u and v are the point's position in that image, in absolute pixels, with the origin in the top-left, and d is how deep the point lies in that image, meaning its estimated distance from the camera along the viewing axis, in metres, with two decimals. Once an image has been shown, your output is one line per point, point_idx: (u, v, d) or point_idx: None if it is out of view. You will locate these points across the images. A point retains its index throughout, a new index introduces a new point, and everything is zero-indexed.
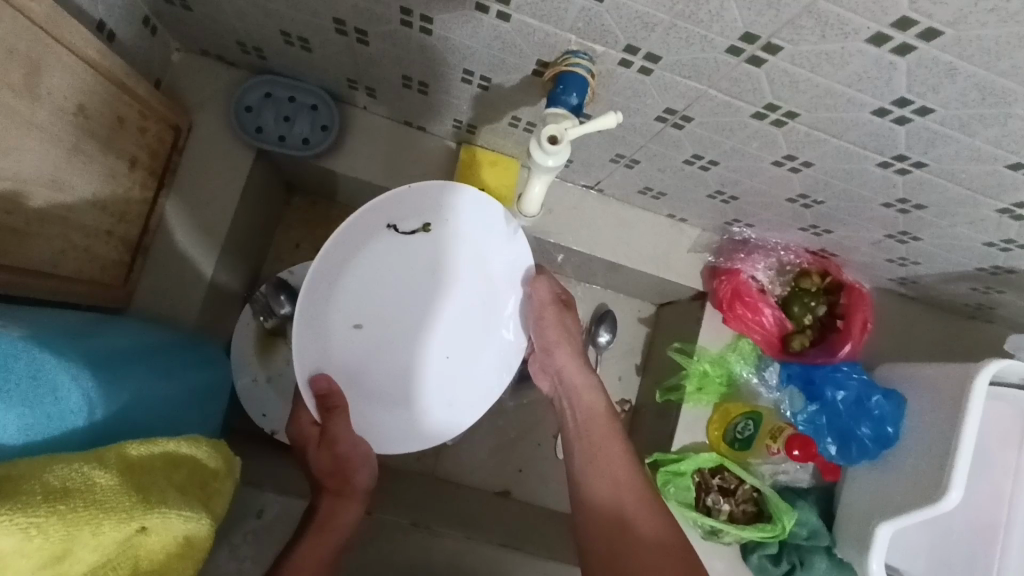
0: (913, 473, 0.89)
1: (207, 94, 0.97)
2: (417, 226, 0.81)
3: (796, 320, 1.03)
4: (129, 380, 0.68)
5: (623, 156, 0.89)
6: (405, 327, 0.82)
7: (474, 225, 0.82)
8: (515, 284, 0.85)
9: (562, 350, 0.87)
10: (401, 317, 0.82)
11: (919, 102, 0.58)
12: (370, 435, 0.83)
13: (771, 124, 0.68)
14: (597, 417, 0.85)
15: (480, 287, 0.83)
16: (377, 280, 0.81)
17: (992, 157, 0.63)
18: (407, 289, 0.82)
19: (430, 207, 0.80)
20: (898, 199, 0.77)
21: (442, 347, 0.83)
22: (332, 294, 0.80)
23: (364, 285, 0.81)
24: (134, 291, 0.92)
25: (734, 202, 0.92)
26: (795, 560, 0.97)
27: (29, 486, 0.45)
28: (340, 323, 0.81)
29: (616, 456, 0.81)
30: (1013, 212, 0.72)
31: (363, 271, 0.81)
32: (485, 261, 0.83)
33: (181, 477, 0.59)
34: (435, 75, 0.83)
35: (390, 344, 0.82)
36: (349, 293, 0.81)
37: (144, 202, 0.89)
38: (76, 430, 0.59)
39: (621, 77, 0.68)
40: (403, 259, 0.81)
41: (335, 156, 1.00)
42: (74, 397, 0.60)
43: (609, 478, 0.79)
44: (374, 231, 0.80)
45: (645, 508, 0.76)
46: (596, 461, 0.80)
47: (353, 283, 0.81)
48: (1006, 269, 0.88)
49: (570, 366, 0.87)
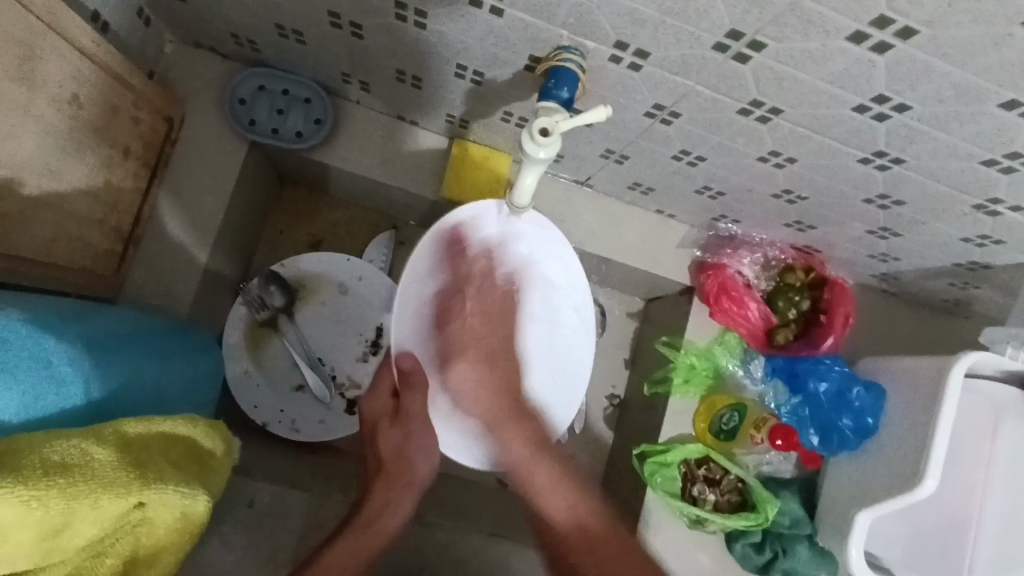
0: (891, 463, 0.92)
1: (199, 84, 0.97)
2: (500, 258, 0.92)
3: (780, 314, 1.05)
4: (121, 364, 0.68)
5: (613, 152, 0.91)
6: (474, 319, 0.92)
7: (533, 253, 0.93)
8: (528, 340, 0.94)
9: (482, 372, 0.91)
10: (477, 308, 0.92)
11: (897, 99, 0.60)
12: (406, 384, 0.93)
13: (757, 120, 0.70)
14: (518, 442, 0.87)
15: (543, 315, 0.94)
16: (454, 317, 0.92)
17: (967, 154, 0.65)
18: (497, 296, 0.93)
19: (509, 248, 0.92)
20: (878, 194, 0.79)
21: (502, 358, 0.92)
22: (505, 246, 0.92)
23: (476, 276, 0.92)
24: (126, 281, 0.92)
25: (722, 198, 0.94)
26: (778, 548, 1.00)
27: (28, 459, 0.46)
28: (463, 341, 0.92)
29: (563, 485, 0.84)
30: (987, 208, 0.74)
31: (470, 278, 0.92)
32: (553, 295, 0.94)
33: (180, 454, 0.58)
34: (430, 70, 0.84)
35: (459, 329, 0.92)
36: (481, 311, 0.93)
37: (137, 192, 0.89)
38: (73, 409, 0.61)
39: (611, 72, 0.70)
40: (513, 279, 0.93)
41: (328, 151, 1.01)
42: (71, 378, 0.62)
43: (552, 488, 0.84)
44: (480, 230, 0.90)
45: (572, 513, 0.82)
46: (526, 471, 0.86)
47: (509, 294, 0.93)
48: (982, 265, 0.90)
49: (465, 379, 0.91)
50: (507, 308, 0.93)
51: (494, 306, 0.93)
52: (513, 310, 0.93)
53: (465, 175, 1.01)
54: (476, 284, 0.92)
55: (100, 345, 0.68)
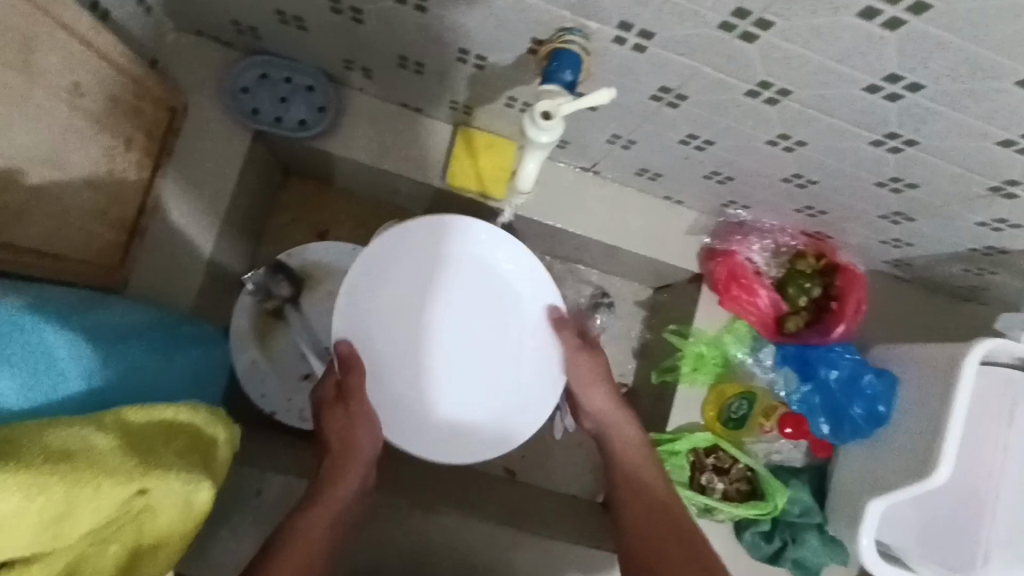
0: (903, 450, 0.91)
1: (203, 73, 0.97)
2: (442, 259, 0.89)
3: (791, 302, 1.03)
4: (122, 352, 0.69)
5: (619, 137, 0.89)
6: (430, 324, 0.89)
7: (482, 253, 0.90)
8: (495, 339, 0.91)
9: (595, 390, 0.93)
10: (434, 313, 0.89)
11: (908, 77, 0.58)
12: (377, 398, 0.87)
13: (765, 102, 0.68)
14: (631, 449, 0.93)
15: (478, 315, 0.90)
16: (410, 322, 0.88)
17: (982, 134, 0.63)
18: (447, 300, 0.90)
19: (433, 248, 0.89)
20: (890, 177, 0.77)
21: (475, 360, 0.90)
22: (447, 250, 0.89)
23: (418, 284, 0.89)
24: (132, 272, 0.92)
25: (730, 182, 0.93)
26: (788, 537, 1.00)
27: (30, 447, 0.47)
28: (393, 346, 0.88)
29: (655, 504, 0.88)
30: (1003, 190, 0.72)
31: (417, 282, 0.89)
32: (511, 295, 0.91)
33: (183, 442, 0.58)
34: (432, 55, 0.83)
35: (419, 333, 0.88)
36: (392, 322, 0.88)
37: (141, 183, 0.89)
38: (73, 398, 0.62)
39: (615, 55, 0.68)
40: (469, 279, 0.90)
41: (332, 139, 1.00)
42: (73, 367, 0.62)
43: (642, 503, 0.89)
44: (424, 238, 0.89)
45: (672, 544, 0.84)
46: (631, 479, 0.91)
47: (431, 303, 0.89)
48: (998, 249, 0.88)
49: (601, 400, 0.93)
50: (469, 313, 0.90)
51: (455, 311, 0.90)
52: (436, 319, 0.89)
53: (472, 164, 1.00)
54: (433, 291, 0.89)
55: (102, 334, 0.68)
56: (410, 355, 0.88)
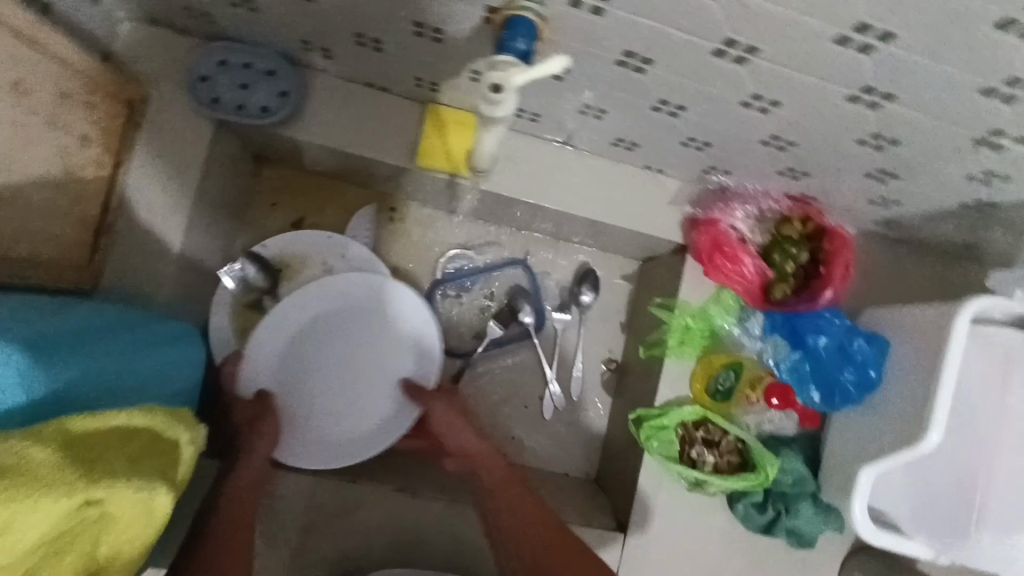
0: (895, 415, 0.90)
1: (159, 63, 0.94)
2: (358, 305, 1.06)
3: (777, 269, 1.01)
4: (70, 357, 0.65)
5: (590, 107, 0.86)
6: (321, 356, 1.05)
7: (393, 312, 1.06)
8: (372, 386, 1.06)
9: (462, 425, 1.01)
10: (337, 347, 1.05)
11: (880, 27, 0.54)
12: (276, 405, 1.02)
13: (733, 62, 0.65)
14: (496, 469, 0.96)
15: (377, 363, 1.06)
16: (302, 352, 1.04)
17: (963, 84, 0.59)
18: (350, 340, 1.06)
19: (355, 296, 1.05)
20: (871, 134, 0.73)
21: (355, 395, 1.05)
22: (363, 302, 1.06)
23: (331, 322, 1.05)
24: (101, 272, 0.91)
25: (708, 148, 0.89)
26: (781, 507, 0.99)
27: None
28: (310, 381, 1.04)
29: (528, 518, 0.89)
30: (988, 142, 0.68)
31: (327, 320, 1.05)
32: (402, 352, 1.07)
33: (137, 447, 0.56)
34: (388, 31, 0.79)
35: (311, 362, 1.04)
36: (312, 358, 1.05)
37: (101, 181, 0.87)
38: (16, 409, 0.59)
39: (572, 19, 0.64)
40: (377, 328, 1.06)
41: (297, 124, 0.97)
42: (12, 378, 0.59)
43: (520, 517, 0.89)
44: (347, 282, 1.05)
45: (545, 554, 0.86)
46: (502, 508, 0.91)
47: (351, 341, 1.06)
48: (989, 204, 0.85)
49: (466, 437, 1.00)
50: (362, 356, 1.06)
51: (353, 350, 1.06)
52: (333, 354, 1.05)
53: (443, 143, 0.98)
54: (343, 329, 1.06)
55: (49, 340, 0.65)
56: (297, 379, 1.04)
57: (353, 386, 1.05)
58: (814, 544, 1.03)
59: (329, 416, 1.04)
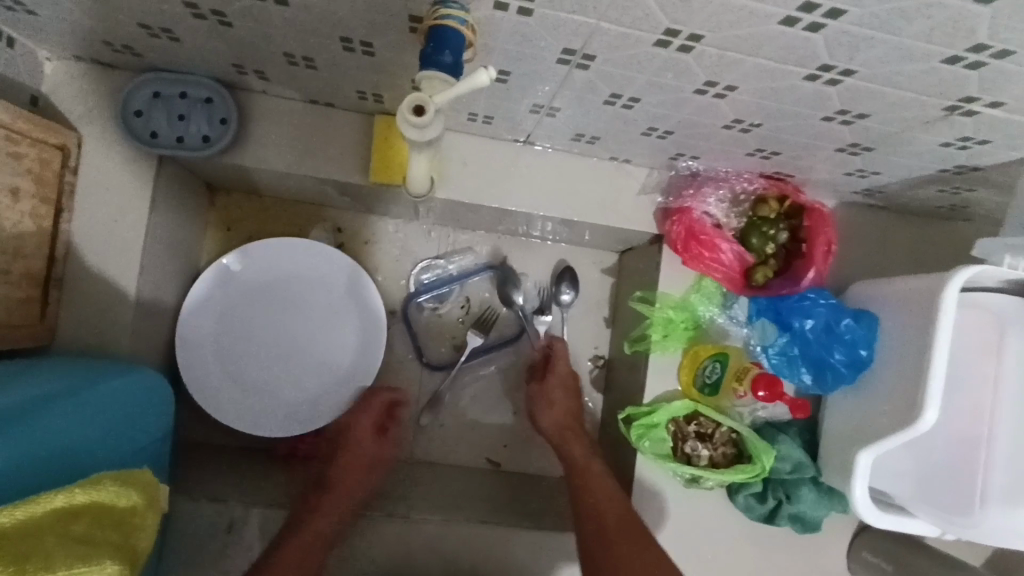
0: (888, 395, 0.86)
1: (90, 101, 0.89)
2: (301, 278, 1.01)
3: (756, 252, 0.97)
4: (1, 441, 0.59)
5: (541, 106, 0.81)
6: (262, 326, 1.00)
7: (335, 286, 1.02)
8: (313, 362, 1.01)
9: (545, 412, 1.07)
10: (278, 319, 1.01)
11: (827, 4, 0.49)
12: (207, 372, 0.97)
13: (678, 51, 0.60)
14: (584, 464, 0.97)
15: (319, 339, 1.02)
16: (239, 320, 0.99)
17: (925, 54, 0.54)
18: (294, 313, 1.01)
19: (297, 267, 1.01)
20: (837, 110, 0.69)
21: (297, 371, 1.01)
22: (306, 276, 1.01)
23: (273, 293, 1.01)
24: (56, 326, 0.87)
25: (670, 136, 0.85)
26: (781, 495, 0.97)
27: None
28: (245, 340, 1.00)
29: (613, 507, 0.89)
30: (960, 108, 0.64)
31: (267, 290, 1.01)
32: (346, 330, 1.02)
33: (81, 530, 0.51)
34: (317, 49, 0.75)
35: (252, 333, 1.00)
36: (248, 322, 1.00)
37: (43, 234, 0.83)
38: None
39: (501, 22, 0.60)
40: (320, 302, 1.02)
41: (242, 151, 0.93)
42: None
43: (602, 510, 0.89)
44: (290, 255, 1.01)
45: (634, 542, 0.85)
46: (586, 497, 0.91)
47: (293, 312, 1.01)
48: (970, 168, 0.80)
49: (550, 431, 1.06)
50: (306, 330, 1.01)
51: (296, 323, 1.01)
52: (273, 325, 1.01)
53: (393, 153, 0.93)
54: (283, 301, 1.01)
55: None
56: (234, 350, 0.99)
57: (293, 361, 1.01)
58: (819, 528, 1.00)
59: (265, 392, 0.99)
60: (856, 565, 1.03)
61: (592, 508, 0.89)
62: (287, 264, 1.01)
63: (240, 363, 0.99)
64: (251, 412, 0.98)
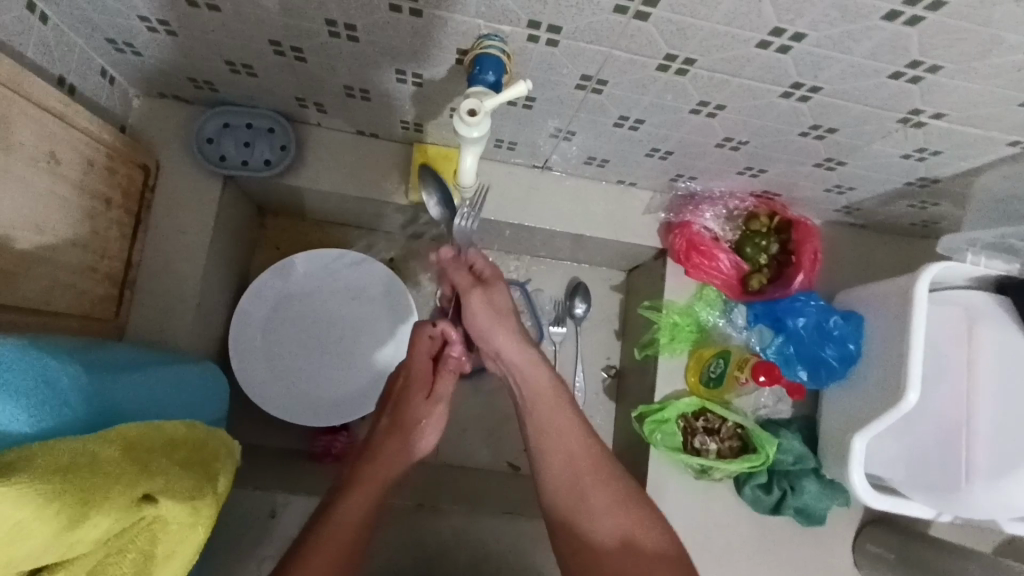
0: (875, 384, 0.96)
1: (169, 131, 1.03)
2: (344, 286, 1.13)
3: (751, 261, 1.09)
4: (115, 381, 0.68)
5: (560, 130, 0.95)
6: (305, 326, 1.11)
7: (374, 293, 1.13)
8: (349, 359, 1.12)
9: (497, 329, 0.88)
10: (321, 319, 1.12)
11: (792, 29, 0.63)
12: (255, 365, 1.08)
13: (676, 74, 0.74)
14: (545, 388, 0.88)
15: (355, 340, 1.12)
16: (286, 319, 1.10)
17: (874, 70, 0.68)
18: (335, 315, 1.12)
19: (342, 276, 1.13)
20: (811, 126, 0.82)
21: (335, 368, 1.11)
22: (348, 284, 1.13)
23: (318, 298, 1.12)
24: (126, 324, 0.98)
25: (671, 157, 0.98)
26: (786, 486, 1.03)
27: (43, 458, 0.49)
28: (289, 337, 1.10)
29: (576, 448, 0.85)
30: (912, 120, 0.77)
31: (313, 294, 1.12)
32: (379, 333, 1.13)
33: (183, 457, 0.61)
34: (373, 81, 0.89)
35: (296, 332, 1.11)
36: (293, 321, 1.11)
37: (124, 239, 0.95)
38: (82, 421, 0.61)
39: (533, 52, 0.74)
40: (359, 307, 1.13)
41: (297, 174, 1.06)
42: (73, 393, 0.61)
43: (562, 449, 0.85)
44: (338, 265, 1.13)
45: (601, 487, 0.82)
46: (547, 434, 0.86)
47: (334, 316, 1.12)
48: (931, 180, 0.93)
49: (507, 347, 0.88)
50: (345, 331, 1.12)
51: (335, 324, 1.12)
52: (316, 325, 1.12)
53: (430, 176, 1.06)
54: (326, 305, 1.12)
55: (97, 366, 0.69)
56: (279, 346, 1.10)
57: (331, 358, 1.11)
58: (824, 521, 1.06)
59: (307, 385, 1.09)
60: (860, 560, 1.09)
61: (552, 455, 0.85)
62: (333, 274, 1.13)
63: (284, 358, 1.09)
64: (292, 401, 1.08)
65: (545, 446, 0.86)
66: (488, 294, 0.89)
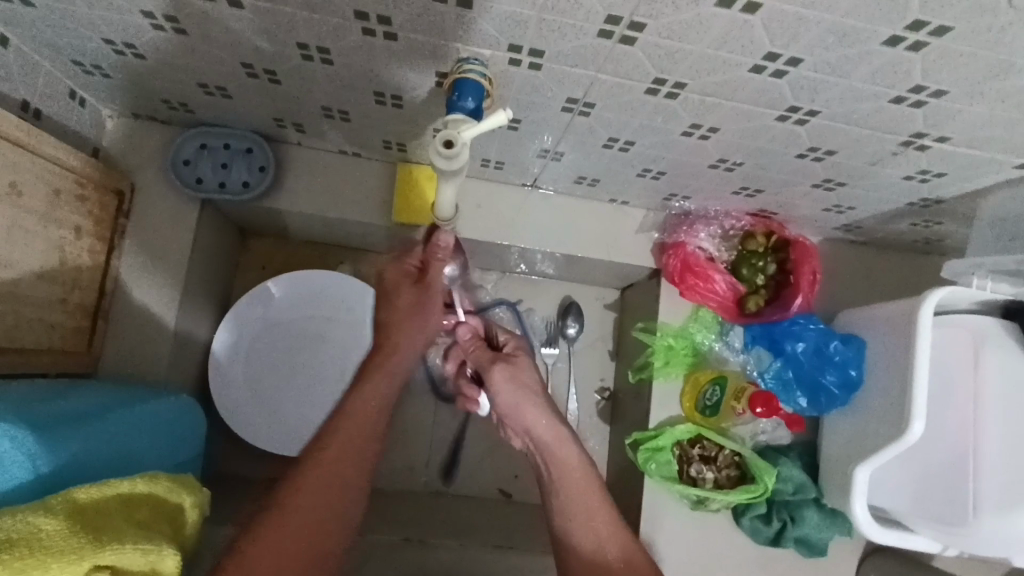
0: (877, 412, 0.92)
1: (145, 153, 1.00)
2: (326, 309, 1.09)
3: (748, 282, 1.05)
4: (72, 435, 0.65)
5: (548, 151, 0.91)
6: (284, 352, 1.07)
7: (355, 315, 1.09)
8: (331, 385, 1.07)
9: (526, 407, 0.87)
10: (302, 344, 1.08)
11: (787, 54, 0.59)
12: (234, 394, 1.04)
13: (666, 97, 0.71)
14: (572, 467, 0.83)
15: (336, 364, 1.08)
16: (265, 346, 1.07)
17: (873, 94, 0.64)
18: (316, 340, 1.08)
19: (324, 299, 1.09)
20: (808, 148, 0.78)
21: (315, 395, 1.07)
22: (329, 308, 1.09)
23: (299, 321, 1.08)
24: (100, 356, 0.94)
25: (663, 177, 0.95)
26: (786, 517, 1.00)
27: None
28: (268, 365, 1.06)
29: (600, 520, 0.79)
30: (914, 143, 0.73)
31: (294, 318, 1.08)
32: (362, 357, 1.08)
33: (142, 516, 0.59)
34: (351, 104, 0.86)
35: (276, 359, 1.07)
36: (273, 347, 1.07)
37: (96, 268, 0.92)
38: (25, 485, 0.59)
39: (515, 75, 0.71)
40: (340, 331, 1.09)
41: (277, 196, 1.03)
42: (13, 456, 0.59)
43: (587, 527, 0.79)
44: (319, 288, 1.09)
45: (615, 535, 0.78)
46: (572, 512, 0.80)
47: (314, 340, 1.08)
48: (934, 201, 0.90)
49: (539, 422, 0.86)
50: (327, 356, 1.08)
51: (316, 350, 1.08)
52: (296, 351, 1.08)
53: (415, 197, 1.03)
54: (307, 329, 1.08)
55: (52, 418, 0.66)
56: (259, 374, 1.06)
57: (313, 384, 1.07)
58: (825, 551, 1.03)
59: (288, 415, 1.06)
60: None
61: (575, 527, 0.80)
62: (314, 297, 1.09)
63: (264, 387, 1.06)
64: (272, 430, 1.05)
65: (568, 519, 0.80)
66: (513, 370, 0.91)
